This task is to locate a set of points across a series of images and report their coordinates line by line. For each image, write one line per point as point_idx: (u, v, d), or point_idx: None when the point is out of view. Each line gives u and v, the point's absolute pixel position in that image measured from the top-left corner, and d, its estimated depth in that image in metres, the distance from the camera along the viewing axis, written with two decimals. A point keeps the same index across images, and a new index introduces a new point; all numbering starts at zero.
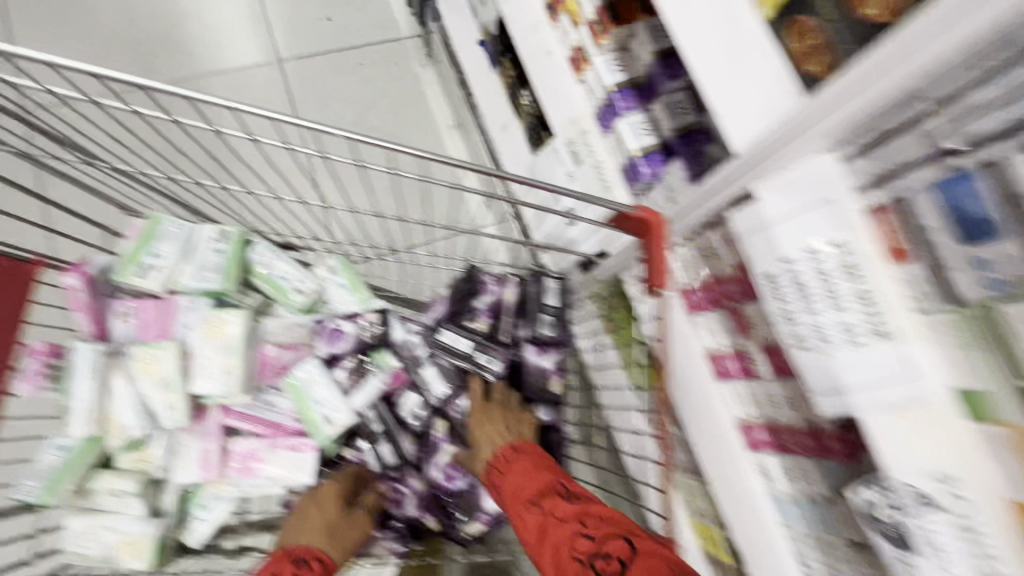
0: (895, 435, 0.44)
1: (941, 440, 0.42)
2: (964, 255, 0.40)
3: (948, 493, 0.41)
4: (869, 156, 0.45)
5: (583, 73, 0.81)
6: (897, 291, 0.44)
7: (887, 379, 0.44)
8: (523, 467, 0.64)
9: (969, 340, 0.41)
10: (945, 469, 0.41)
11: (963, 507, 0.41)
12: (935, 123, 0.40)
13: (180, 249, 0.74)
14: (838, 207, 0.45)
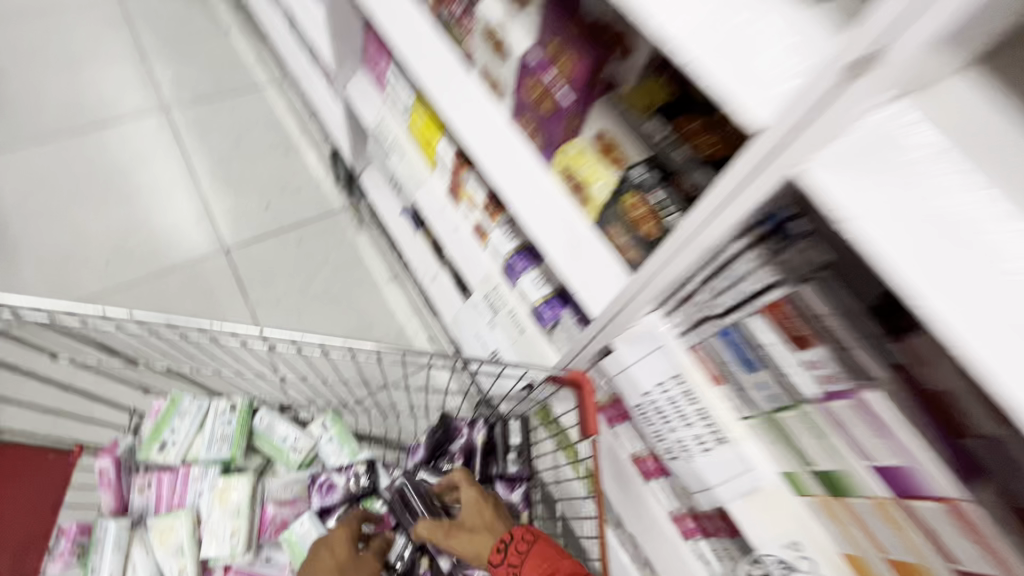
0: (750, 515, 0.62)
1: (783, 516, 0.60)
2: (750, 384, 0.59)
3: (796, 554, 0.59)
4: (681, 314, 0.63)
5: (488, 242, 0.97)
6: (724, 407, 0.63)
7: (734, 473, 0.63)
8: (540, 564, 0.61)
9: (776, 442, 0.60)
10: (793, 538, 0.59)
11: (809, 563, 0.59)
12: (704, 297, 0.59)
13: (196, 425, 0.88)
14: (666, 348, 0.65)
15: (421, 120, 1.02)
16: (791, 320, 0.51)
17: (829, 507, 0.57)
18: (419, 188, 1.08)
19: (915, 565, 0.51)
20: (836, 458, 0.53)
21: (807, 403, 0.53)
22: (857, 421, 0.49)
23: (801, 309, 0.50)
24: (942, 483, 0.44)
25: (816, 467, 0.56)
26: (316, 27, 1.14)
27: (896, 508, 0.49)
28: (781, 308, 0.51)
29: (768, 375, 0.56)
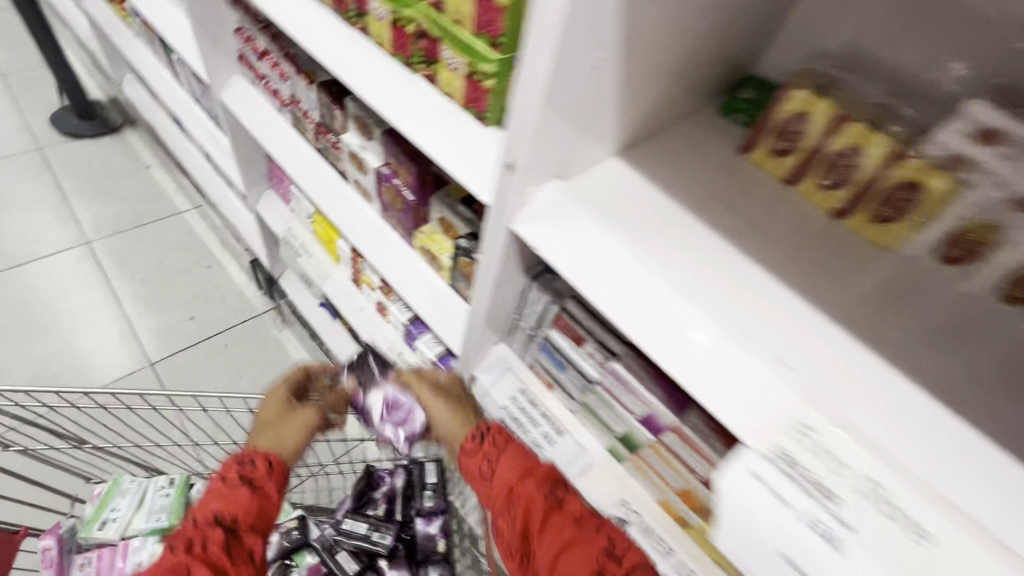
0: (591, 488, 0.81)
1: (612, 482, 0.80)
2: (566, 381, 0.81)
3: (626, 510, 0.77)
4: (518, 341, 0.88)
5: (388, 316, 1.27)
6: (558, 405, 0.85)
7: (573, 456, 0.82)
8: (518, 459, 0.70)
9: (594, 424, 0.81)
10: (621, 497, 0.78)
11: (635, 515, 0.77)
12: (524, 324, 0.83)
13: (136, 501, 0.98)
14: (513, 368, 0.90)
15: (324, 227, 1.38)
16: (569, 326, 0.75)
17: (637, 465, 0.77)
18: (328, 281, 1.45)
19: (687, 489, 0.71)
20: (622, 420, 0.74)
21: (595, 383, 0.75)
22: (618, 387, 0.71)
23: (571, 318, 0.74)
24: (667, 415, 0.67)
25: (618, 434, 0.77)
26: (227, 161, 1.54)
27: (660, 447, 0.70)
28: (561, 319, 0.75)
29: (571, 371, 0.79)
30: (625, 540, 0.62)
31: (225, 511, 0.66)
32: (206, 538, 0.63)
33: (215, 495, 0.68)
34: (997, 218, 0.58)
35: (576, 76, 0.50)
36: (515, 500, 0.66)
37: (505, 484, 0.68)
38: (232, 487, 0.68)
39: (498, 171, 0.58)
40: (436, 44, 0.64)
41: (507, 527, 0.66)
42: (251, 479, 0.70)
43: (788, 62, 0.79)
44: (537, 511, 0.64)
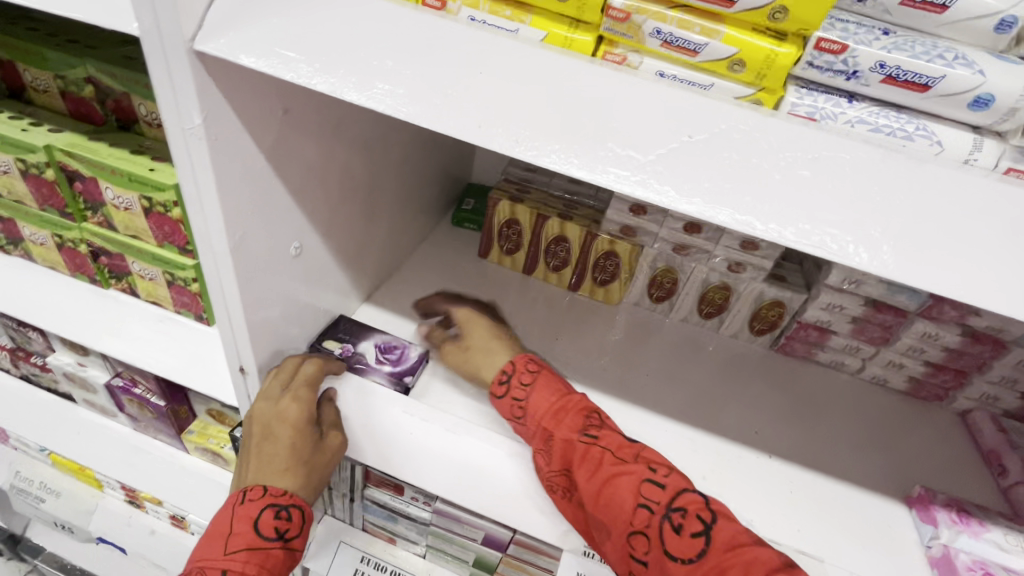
0: None
1: None
2: (402, 530, 0.77)
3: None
4: (340, 510, 0.80)
5: (189, 526, 1.09)
6: (405, 554, 0.81)
7: None
8: (558, 388, 0.54)
9: (447, 560, 0.77)
10: None
11: None
12: (339, 492, 0.76)
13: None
14: (345, 538, 0.81)
15: (66, 457, 1.10)
16: (381, 479, 0.71)
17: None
18: (92, 516, 1.15)
19: None
20: (469, 549, 0.72)
21: (431, 524, 0.71)
22: (451, 523, 0.69)
23: (378, 474, 0.70)
24: (501, 532, 0.67)
25: (470, 561, 0.75)
26: None
27: (507, 560, 0.71)
28: (371, 475, 0.71)
29: (404, 520, 0.75)
30: (668, 465, 0.48)
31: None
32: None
33: (240, 549, 0.47)
34: (671, 261, 0.74)
35: (270, 262, 0.48)
36: (550, 435, 0.51)
37: (541, 423, 0.52)
38: (250, 551, 0.47)
39: (231, 376, 0.54)
40: (120, 258, 0.57)
41: (550, 461, 0.51)
42: (280, 531, 0.49)
43: (492, 169, 0.92)
44: (575, 442, 0.50)
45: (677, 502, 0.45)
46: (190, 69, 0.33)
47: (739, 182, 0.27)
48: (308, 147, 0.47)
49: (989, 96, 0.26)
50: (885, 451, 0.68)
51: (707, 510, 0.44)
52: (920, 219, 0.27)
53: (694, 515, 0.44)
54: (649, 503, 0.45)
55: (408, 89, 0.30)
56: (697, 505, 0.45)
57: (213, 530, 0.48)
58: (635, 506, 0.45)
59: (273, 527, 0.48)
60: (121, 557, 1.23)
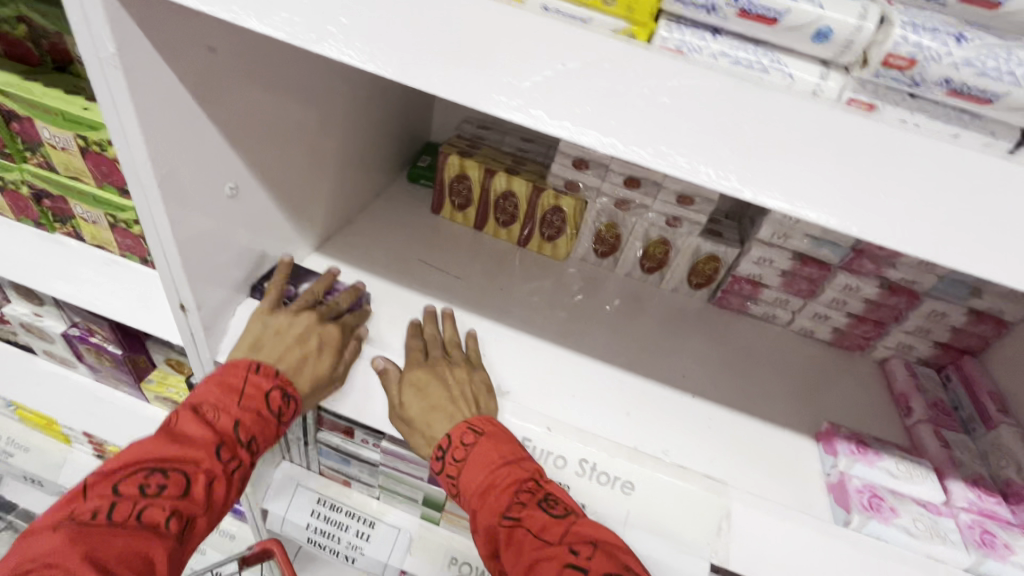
0: (418, 561, 0.81)
1: (435, 548, 0.81)
2: (357, 474, 0.80)
3: (458, 565, 0.80)
4: (298, 456, 0.84)
5: None
6: (361, 497, 0.85)
7: (392, 540, 0.81)
8: (490, 461, 0.51)
9: (399, 501, 0.82)
10: (449, 553, 0.81)
11: (467, 565, 0.80)
12: (294, 438, 0.79)
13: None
14: (302, 482, 0.85)
15: (31, 413, 1.11)
16: (333, 424, 0.74)
17: (448, 518, 0.80)
18: (61, 471, 1.17)
19: None
20: (418, 489, 0.77)
21: (382, 464, 0.75)
22: (399, 462, 0.73)
23: (330, 417, 0.73)
24: None
25: (420, 500, 0.79)
26: None
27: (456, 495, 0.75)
28: (323, 419, 0.74)
29: (357, 462, 0.78)
30: (594, 546, 0.45)
31: (250, 438, 0.51)
32: (234, 462, 0.50)
33: (250, 411, 0.52)
34: (613, 218, 0.78)
35: (206, 203, 0.50)
36: (478, 515, 0.50)
37: (471, 502, 0.51)
38: (257, 417, 0.52)
39: (173, 314, 0.56)
40: (62, 201, 0.58)
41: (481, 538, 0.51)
42: (280, 410, 0.54)
43: (448, 128, 0.94)
44: (498, 527, 0.48)
45: None
46: (104, 5, 0.35)
47: (603, 110, 0.30)
48: (241, 93, 0.49)
49: (828, 30, 0.29)
50: (804, 394, 0.73)
51: None
52: (763, 144, 0.30)
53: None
54: None
55: (307, 19, 0.32)
56: None
57: (222, 381, 0.52)
58: None
59: (276, 404, 0.54)
60: None
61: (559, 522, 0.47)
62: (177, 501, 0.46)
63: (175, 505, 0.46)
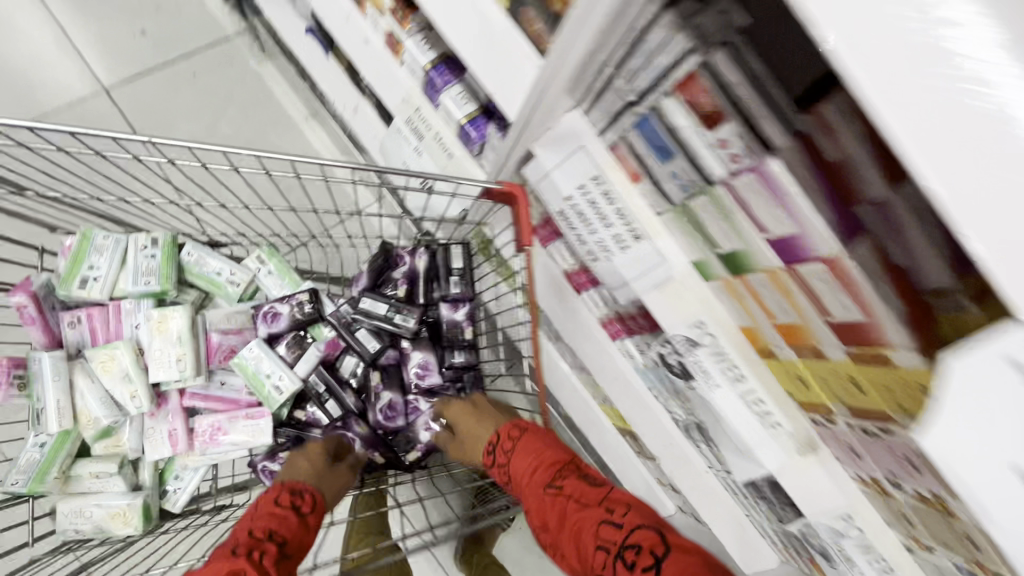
0: (663, 303, 0.68)
1: (689, 300, 0.67)
2: (664, 174, 0.60)
3: (699, 332, 0.68)
4: (600, 109, 0.63)
5: (401, 54, 0.99)
6: (639, 204, 0.65)
7: (649, 266, 0.67)
8: (536, 449, 0.77)
9: (685, 231, 0.63)
10: (698, 317, 0.67)
11: (710, 337, 0.67)
12: (621, 85, 0.57)
13: (117, 258, 0.82)
14: (587, 149, 0.66)
15: None
16: (703, 93, 0.49)
17: (729, 283, 0.63)
18: None
19: (797, 325, 0.58)
20: (735, 238, 0.56)
21: (716, 184, 0.54)
22: (758, 194, 0.50)
23: (713, 80, 0.47)
24: (825, 245, 0.47)
25: (721, 249, 0.60)
26: None
27: (789, 275, 0.53)
28: (694, 81, 0.49)
29: (682, 161, 0.56)
30: (627, 507, 0.65)
31: (272, 534, 0.68)
32: (264, 550, 0.64)
33: (265, 517, 0.70)
34: None
35: None
36: (528, 489, 0.74)
37: (521, 480, 0.76)
38: (275, 519, 0.70)
39: None
40: None
41: (532, 511, 0.73)
42: (294, 508, 0.74)
43: None
44: (548, 496, 0.71)
45: (629, 541, 0.60)
46: None
47: None
48: None
49: None
50: None
51: (660, 544, 0.58)
52: None
53: (648, 551, 0.58)
54: (608, 544, 0.62)
55: None
56: (650, 540, 0.59)
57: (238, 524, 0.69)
58: (597, 548, 0.63)
59: (296, 505, 0.75)
60: (325, 55, 1.25)
61: (595, 492, 0.69)
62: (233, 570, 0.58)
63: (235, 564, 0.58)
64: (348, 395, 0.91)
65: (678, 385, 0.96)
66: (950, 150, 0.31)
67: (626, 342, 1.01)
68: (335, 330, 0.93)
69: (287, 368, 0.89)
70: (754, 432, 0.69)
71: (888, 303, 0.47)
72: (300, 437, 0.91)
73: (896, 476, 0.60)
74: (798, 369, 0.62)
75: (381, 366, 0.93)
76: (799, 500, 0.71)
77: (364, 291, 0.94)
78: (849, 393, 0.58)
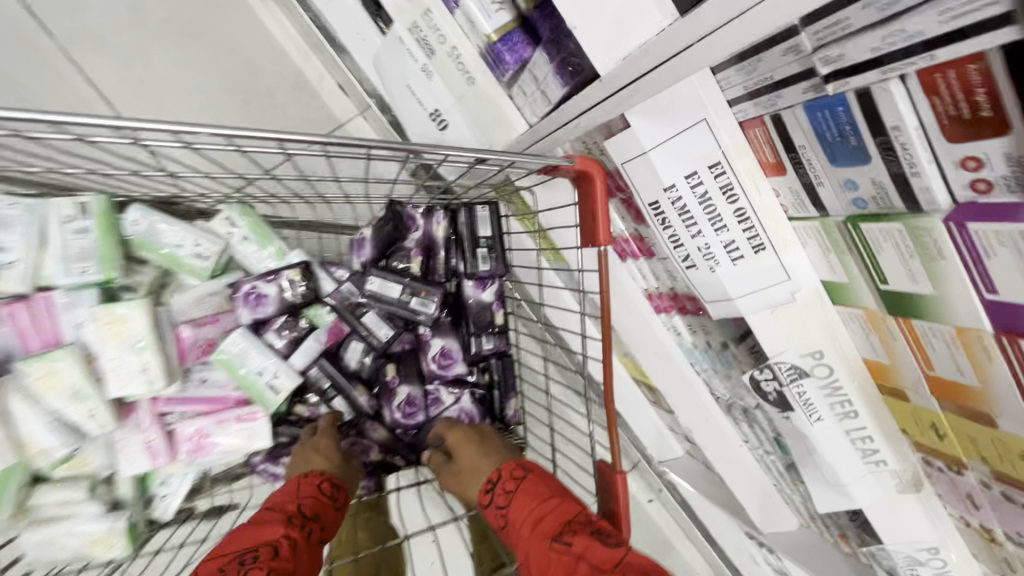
0: (774, 328, 0.54)
1: (811, 328, 0.53)
2: (831, 180, 0.41)
3: (813, 362, 0.55)
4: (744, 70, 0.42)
5: None
6: (773, 205, 0.48)
7: (769, 283, 0.51)
8: (538, 490, 0.60)
9: (831, 250, 0.46)
10: (816, 347, 0.54)
11: (824, 370, 0.55)
12: (803, 42, 0.37)
13: (36, 238, 0.61)
14: (711, 124, 0.46)
15: None
16: (976, 87, 0.30)
17: (873, 319, 0.48)
18: None
19: (967, 386, 0.45)
20: (924, 280, 0.40)
21: (930, 218, 0.37)
22: (1011, 246, 0.34)
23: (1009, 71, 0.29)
24: None
25: (885, 286, 0.44)
26: None
27: (998, 342, 0.39)
28: (968, 67, 0.30)
29: (877, 171, 0.38)
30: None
31: (315, 516, 0.62)
32: (308, 530, 0.59)
33: (310, 495, 0.63)
34: None
35: None
36: (526, 551, 0.55)
37: (517, 531, 0.57)
38: (318, 500, 0.63)
39: None
40: None
41: (534, 573, 0.52)
42: (333, 498, 0.65)
43: None
44: (546, 549, 0.52)
45: None
46: None
47: None
48: None
49: None
50: None
51: None
52: None
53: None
54: None
55: None
56: None
57: (278, 493, 0.63)
58: None
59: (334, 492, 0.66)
60: None
61: (608, 552, 0.48)
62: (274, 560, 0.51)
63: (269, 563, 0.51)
64: (358, 390, 0.77)
65: (732, 371, 0.85)
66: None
67: (675, 319, 0.88)
68: (335, 315, 0.75)
69: (284, 363, 0.73)
70: (852, 469, 0.60)
71: None
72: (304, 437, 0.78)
73: (1020, 537, 0.53)
74: (935, 420, 0.51)
75: (397, 356, 0.78)
76: (882, 528, 0.64)
77: (369, 266, 0.76)
78: (1007, 463, 0.47)
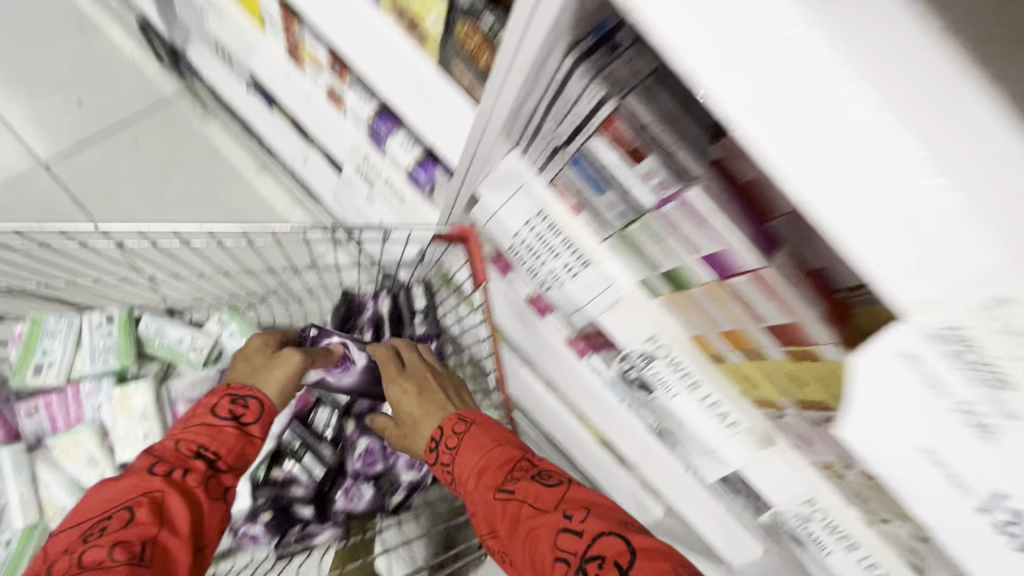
0: (617, 322, 0.73)
1: (642, 316, 0.71)
2: (602, 205, 0.63)
3: (653, 345, 0.71)
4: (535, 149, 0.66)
5: (343, 107, 1.01)
6: (586, 233, 0.69)
7: (600, 289, 0.71)
8: (480, 444, 0.72)
9: (626, 253, 0.67)
10: (650, 332, 0.71)
11: (664, 350, 0.71)
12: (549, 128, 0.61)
13: (72, 341, 0.84)
14: (529, 187, 0.69)
15: None
16: (625, 133, 0.54)
17: (671, 298, 0.67)
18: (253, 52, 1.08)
19: (734, 330, 0.62)
20: (673, 255, 0.60)
21: (649, 215, 0.58)
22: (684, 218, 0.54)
23: (631, 121, 0.52)
24: (747, 257, 0.52)
25: (660, 270, 0.64)
26: None
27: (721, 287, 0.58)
28: (614, 123, 0.53)
29: (614, 192, 0.60)
30: (586, 513, 0.60)
31: (199, 449, 0.67)
32: (180, 469, 0.64)
33: (199, 428, 0.69)
34: None
35: None
36: (473, 492, 0.69)
37: (467, 481, 0.70)
38: (210, 431, 0.69)
39: None
40: None
41: (480, 518, 0.67)
42: (233, 416, 0.72)
43: None
44: (494, 497, 0.66)
45: (592, 553, 0.56)
46: None
47: None
48: None
49: None
50: None
51: (624, 556, 0.55)
52: None
53: (610, 562, 0.55)
54: (567, 555, 0.58)
55: None
56: (617, 552, 0.55)
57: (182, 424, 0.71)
58: (555, 558, 0.58)
59: (235, 414, 0.72)
60: (267, 110, 1.25)
61: (551, 495, 0.63)
62: (122, 526, 0.56)
63: (115, 536, 0.55)
64: (324, 446, 0.92)
65: None
66: (788, 127, 0.33)
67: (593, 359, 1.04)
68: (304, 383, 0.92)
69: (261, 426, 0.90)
70: (714, 433, 0.73)
71: (811, 306, 0.52)
72: (276, 494, 0.89)
73: (845, 460, 0.65)
74: (743, 370, 0.67)
75: (357, 413, 0.94)
76: (766, 490, 0.74)
77: None
78: (791, 387, 0.62)
